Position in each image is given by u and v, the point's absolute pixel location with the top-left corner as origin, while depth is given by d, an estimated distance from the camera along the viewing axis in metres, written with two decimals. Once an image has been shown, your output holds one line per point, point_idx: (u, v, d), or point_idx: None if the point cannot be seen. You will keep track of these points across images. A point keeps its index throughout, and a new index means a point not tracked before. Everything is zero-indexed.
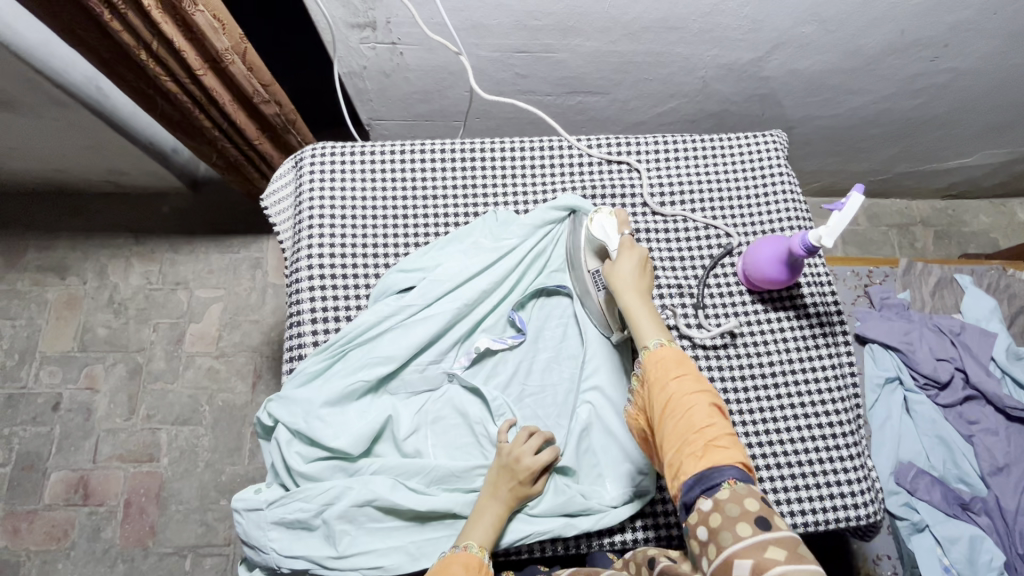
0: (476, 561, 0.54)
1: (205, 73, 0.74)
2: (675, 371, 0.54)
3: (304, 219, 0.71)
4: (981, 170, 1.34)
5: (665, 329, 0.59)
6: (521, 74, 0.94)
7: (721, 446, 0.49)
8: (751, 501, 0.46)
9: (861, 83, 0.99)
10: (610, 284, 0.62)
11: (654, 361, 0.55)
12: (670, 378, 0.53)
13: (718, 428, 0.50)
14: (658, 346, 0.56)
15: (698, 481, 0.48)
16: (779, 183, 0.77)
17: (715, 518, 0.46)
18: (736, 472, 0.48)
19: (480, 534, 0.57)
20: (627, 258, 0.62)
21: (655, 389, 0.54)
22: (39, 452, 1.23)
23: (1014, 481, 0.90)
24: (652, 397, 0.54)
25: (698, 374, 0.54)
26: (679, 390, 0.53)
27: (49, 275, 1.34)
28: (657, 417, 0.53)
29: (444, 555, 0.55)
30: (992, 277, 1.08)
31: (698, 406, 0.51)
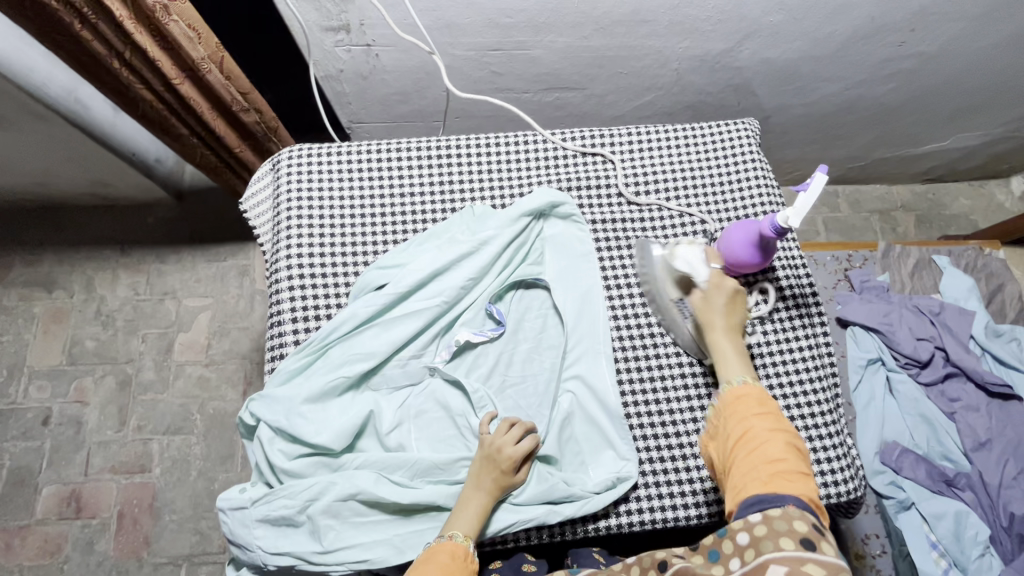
0: (462, 553, 0.55)
1: (182, 82, 0.75)
2: (754, 407, 0.54)
3: (283, 220, 0.72)
4: (957, 153, 1.35)
5: (750, 366, 0.60)
6: (497, 72, 0.95)
7: (790, 480, 0.49)
8: (800, 524, 0.45)
9: (832, 70, 1.00)
10: (699, 316, 0.63)
11: (736, 396, 0.56)
12: (749, 412, 0.54)
13: (791, 464, 0.50)
14: (741, 381, 0.57)
15: (755, 502, 0.49)
16: (753, 168, 0.78)
17: (760, 528, 0.47)
18: (800, 502, 0.48)
19: (465, 524, 0.57)
20: (718, 294, 0.63)
21: (733, 420, 0.55)
22: (30, 467, 1.23)
23: (997, 455, 0.91)
24: (727, 427, 0.55)
25: (778, 415, 0.54)
26: (757, 425, 0.53)
27: (36, 290, 1.34)
28: (730, 446, 0.54)
29: (431, 546, 0.56)
30: (969, 257, 1.09)
31: (775, 442, 0.52)
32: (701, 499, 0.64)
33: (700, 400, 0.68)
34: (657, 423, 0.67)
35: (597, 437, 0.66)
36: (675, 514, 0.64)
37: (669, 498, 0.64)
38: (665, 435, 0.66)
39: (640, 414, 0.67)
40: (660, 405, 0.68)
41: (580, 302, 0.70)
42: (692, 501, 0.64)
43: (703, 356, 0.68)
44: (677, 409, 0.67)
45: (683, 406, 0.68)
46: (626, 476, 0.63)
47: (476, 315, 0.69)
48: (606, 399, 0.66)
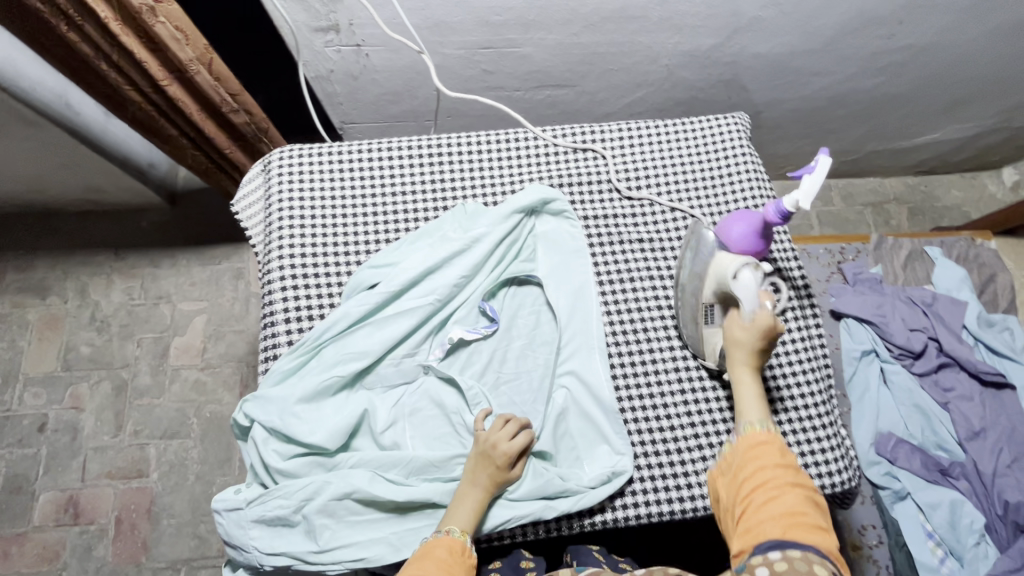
0: (460, 548, 0.55)
1: (170, 84, 0.75)
2: (774, 456, 0.54)
3: (275, 221, 0.72)
4: (949, 145, 1.36)
5: (768, 412, 0.60)
6: (488, 71, 0.95)
7: (809, 530, 0.48)
8: (822, 569, 0.44)
9: (821, 64, 1.01)
10: (730, 348, 0.61)
11: (754, 441, 0.56)
12: (769, 460, 0.53)
13: (810, 515, 0.49)
14: (763, 428, 0.57)
15: (773, 545, 0.47)
16: (743, 162, 0.78)
17: (781, 566, 0.44)
18: (821, 552, 0.46)
19: (462, 519, 0.57)
20: (756, 333, 0.59)
21: (749, 464, 0.54)
22: (27, 474, 1.22)
23: (991, 444, 0.91)
24: (744, 473, 0.54)
25: (798, 470, 0.53)
26: (774, 471, 0.52)
27: (30, 296, 1.33)
28: (745, 490, 0.53)
29: (429, 541, 0.56)
30: (962, 248, 1.10)
31: (793, 490, 0.51)
32: (697, 493, 0.65)
33: (694, 394, 0.68)
34: (651, 418, 0.67)
35: (593, 432, 0.66)
36: (670, 508, 0.64)
37: (665, 493, 0.65)
38: (660, 429, 0.67)
39: (634, 409, 0.67)
40: (654, 400, 0.68)
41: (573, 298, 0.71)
42: (688, 495, 0.65)
43: (704, 355, 0.68)
44: (672, 404, 0.68)
45: (677, 400, 0.68)
46: (622, 469, 0.64)
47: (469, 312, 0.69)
48: (601, 394, 0.66)
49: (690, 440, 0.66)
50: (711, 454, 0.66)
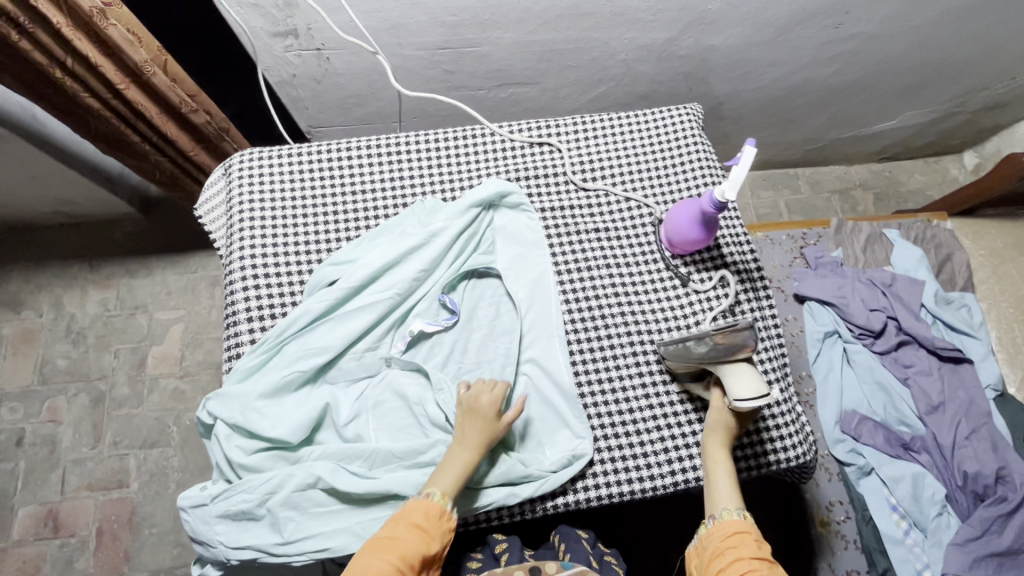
0: (437, 511, 0.57)
1: (127, 88, 0.77)
2: (752, 549, 0.58)
3: (236, 223, 0.73)
4: (908, 131, 1.40)
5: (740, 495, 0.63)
6: (449, 71, 0.97)
7: None
8: None
9: (774, 55, 1.03)
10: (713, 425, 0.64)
11: (731, 530, 0.59)
12: (744, 546, 0.58)
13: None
14: (739, 516, 0.60)
15: None
16: (695, 150, 0.80)
17: None
18: None
19: (443, 483, 0.59)
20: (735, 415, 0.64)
21: (728, 555, 0.58)
22: (5, 489, 1.22)
23: (950, 417, 0.94)
24: (721, 562, 0.58)
25: (771, 561, 0.58)
26: (749, 563, 0.57)
27: (4, 311, 1.33)
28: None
29: (409, 502, 0.58)
30: (919, 230, 1.14)
31: None
32: (656, 473, 0.66)
33: (652, 377, 0.70)
34: (610, 401, 0.69)
35: (553, 418, 0.68)
36: (631, 488, 0.66)
37: (625, 475, 0.66)
38: (619, 411, 0.69)
39: (594, 394, 0.69)
40: (613, 384, 0.70)
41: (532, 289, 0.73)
42: (648, 475, 0.66)
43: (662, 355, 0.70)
44: (630, 387, 0.69)
45: (635, 383, 0.70)
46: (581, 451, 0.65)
47: (428, 305, 0.71)
48: (560, 382, 0.68)
49: (648, 421, 0.68)
50: (669, 434, 0.68)
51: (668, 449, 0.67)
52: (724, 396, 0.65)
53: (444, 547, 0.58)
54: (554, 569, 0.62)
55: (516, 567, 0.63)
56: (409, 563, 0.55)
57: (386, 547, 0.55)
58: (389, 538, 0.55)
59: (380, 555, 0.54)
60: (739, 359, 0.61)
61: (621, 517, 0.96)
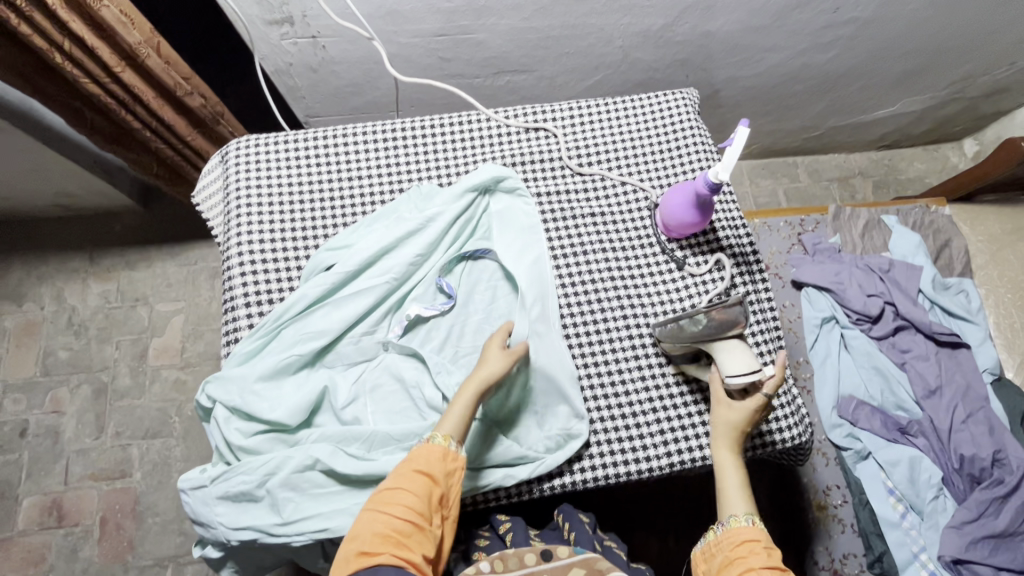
0: (441, 450, 0.57)
1: (123, 71, 0.77)
2: (763, 558, 0.54)
3: (233, 209, 0.73)
4: (906, 118, 1.39)
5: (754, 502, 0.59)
6: (445, 58, 0.97)
7: None
8: None
9: (772, 40, 1.03)
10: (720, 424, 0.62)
11: (740, 539, 0.56)
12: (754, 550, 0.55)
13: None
14: (747, 524, 0.57)
15: None
16: (691, 134, 0.80)
17: None
18: None
19: (446, 426, 0.58)
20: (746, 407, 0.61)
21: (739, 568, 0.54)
22: (9, 480, 1.23)
23: (946, 401, 0.95)
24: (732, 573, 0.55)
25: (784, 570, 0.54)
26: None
27: (5, 304, 1.33)
28: None
29: (412, 450, 0.57)
30: (917, 216, 1.14)
31: None
32: (652, 454, 0.67)
33: (647, 360, 0.70)
34: (606, 384, 0.69)
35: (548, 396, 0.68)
36: (627, 468, 0.67)
37: (621, 456, 0.67)
38: (615, 393, 0.69)
39: (590, 375, 0.70)
40: (609, 367, 0.70)
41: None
42: (644, 457, 0.67)
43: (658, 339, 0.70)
44: (626, 369, 0.70)
45: (631, 365, 0.70)
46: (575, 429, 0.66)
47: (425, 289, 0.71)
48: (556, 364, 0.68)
49: (644, 403, 0.69)
50: (665, 417, 0.68)
51: (664, 431, 0.68)
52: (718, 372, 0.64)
53: (453, 486, 0.57)
54: (566, 553, 0.62)
55: (527, 549, 0.63)
56: (415, 514, 0.53)
57: (387, 499, 0.54)
58: (392, 491, 0.55)
59: (382, 509, 0.53)
60: (732, 335, 0.61)
61: (617, 501, 0.97)
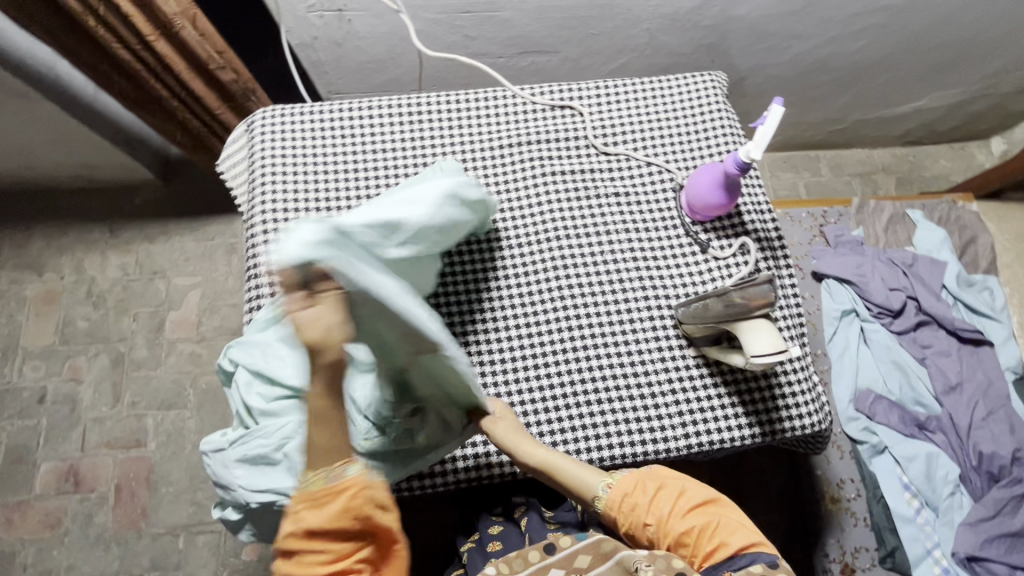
0: (313, 496, 0.41)
1: (158, 40, 0.78)
2: (646, 495, 0.57)
3: (257, 178, 0.73)
4: (934, 113, 1.37)
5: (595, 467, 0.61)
6: (470, 36, 0.96)
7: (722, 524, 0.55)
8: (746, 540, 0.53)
9: (802, 27, 1.01)
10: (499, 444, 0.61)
11: (617, 503, 0.58)
12: (653, 492, 0.57)
13: (724, 530, 0.54)
14: (606, 490, 0.58)
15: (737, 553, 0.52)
16: (719, 117, 0.79)
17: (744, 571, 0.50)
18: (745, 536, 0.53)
19: None
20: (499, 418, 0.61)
21: (644, 514, 0.57)
22: (28, 445, 1.25)
23: (967, 397, 0.94)
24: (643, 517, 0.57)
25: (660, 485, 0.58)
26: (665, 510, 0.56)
27: (26, 272, 1.35)
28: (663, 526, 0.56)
29: (290, 503, 0.43)
30: (943, 211, 1.12)
31: (685, 506, 0.56)
32: (669, 434, 0.67)
33: (668, 341, 0.70)
34: (626, 364, 0.69)
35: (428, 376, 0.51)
36: (644, 448, 0.67)
37: (638, 436, 0.67)
38: (634, 373, 0.69)
39: (610, 353, 0.69)
40: (629, 347, 0.70)
41: (541, 255, 0.73)
42: (662, 436, 0.67)
43: (678, 321, 0.70)
44: (646, 349, 0.70)
45: (651, 346, 0.70)
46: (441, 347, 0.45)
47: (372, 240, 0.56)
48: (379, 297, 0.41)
49: (663, 384, 0.68)
50: (684, 399, 0.68)
51: (682, 412, 0.68)
52: (741, 353, 0.63)
53: (361, 516, 0.42)
54: (568, 542, 0.63)
55: (529, 548, 0.64)
56: (333, 566, 0.43)
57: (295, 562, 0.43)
58: (293, 553, 0.43)
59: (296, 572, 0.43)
60: (754, 317, 0.59)
61: None
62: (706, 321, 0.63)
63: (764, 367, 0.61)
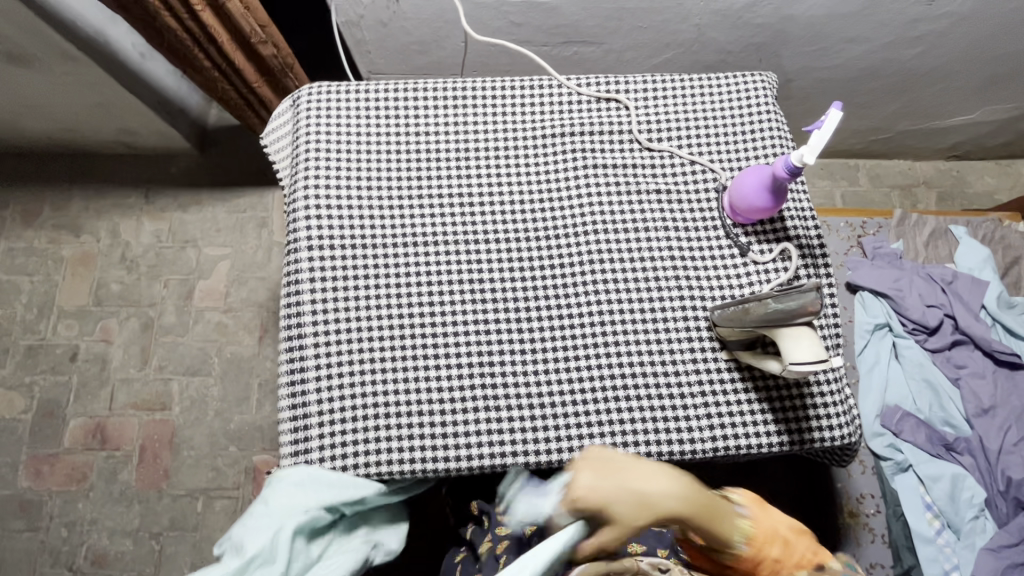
0: None
1: (203, 9, 0.78)
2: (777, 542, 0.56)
3: (301, 153, 0.74)
4: (984, 128, 1.32)
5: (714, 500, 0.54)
6: (516, 22, 0.95)
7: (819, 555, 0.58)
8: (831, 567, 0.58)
9: (858, 29, 0.98)
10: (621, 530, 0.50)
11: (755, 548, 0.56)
12: (784, 542, 0.56)
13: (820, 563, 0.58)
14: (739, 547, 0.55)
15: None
16: (767, 119, 0.78)
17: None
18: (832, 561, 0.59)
19: None
20: (586, 481, 0.50)
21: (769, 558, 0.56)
22: (59, 400, 1.28)
23: (999, 421, 0.91)
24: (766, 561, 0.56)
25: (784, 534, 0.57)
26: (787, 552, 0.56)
27: (64, 233, 1.38)
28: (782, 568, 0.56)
29: None
30: (988, 229, 1.09)
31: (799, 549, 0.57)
32: (696, 436, 0.67)
33: (700, 343, 0.69)
34: (656, 363, 0.69)
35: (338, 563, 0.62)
36: (670, 447, 0.66)
37: (664, 435, 0.66)
38: (664, 373, 0.68)
39: (641, 352, 0.69)
40: (661, 346, 0.69)
41: (560, 248, 0.73)
42: (688, 437, 0.67)
43: (712, 322, 0.69)
44: (677, 348, 0.69)
45: (684, 346, 0.69)
46: None
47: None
48: None
49: (693, 385, 0.68)
50: (713, 401, 0.68)
51: (710, 414, 0.67)
52: (778, 359, 0.62)
53: None
54: None
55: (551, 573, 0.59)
56: None
57: None
58: None
59: None
60: (798, 324, 0.58)
61: None
62: (742, 324, 0.62)
63: (801, 376, 0.60)
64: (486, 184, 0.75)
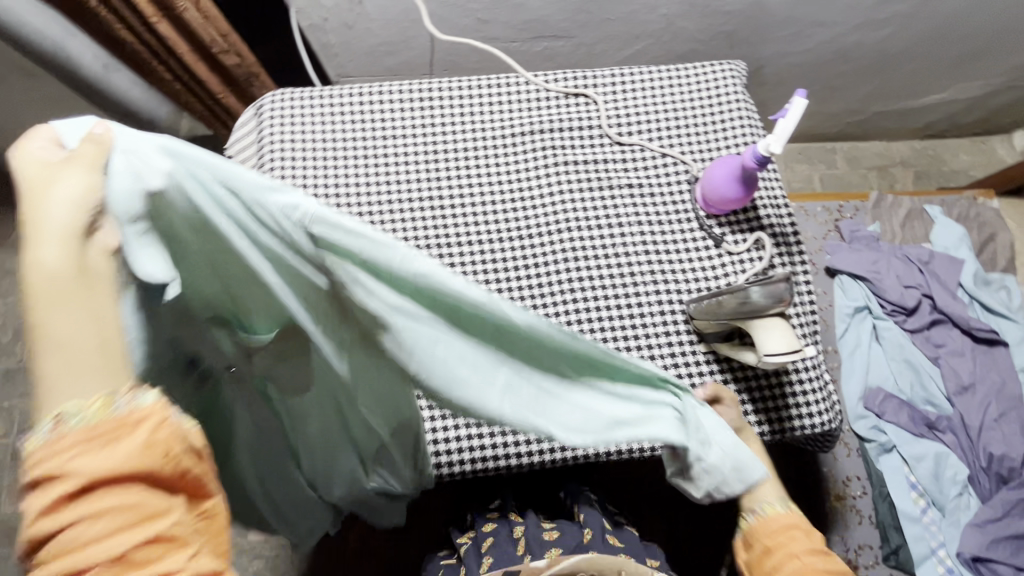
0: None
1: (159, 21, 0.76)
2: (802, 543, 0.53)
3: (266, 163, 0.73)
4: (957, 106, 1.33)
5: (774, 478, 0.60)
6: (483, 20, 0.94)
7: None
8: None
9: (827, 13, 0.98)
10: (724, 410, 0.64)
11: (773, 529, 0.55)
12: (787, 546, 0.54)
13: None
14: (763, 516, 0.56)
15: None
16: (736, 107, 0.78)
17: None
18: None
19: None
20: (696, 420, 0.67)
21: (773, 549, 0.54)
22: None
23: (979, 398, 0.92)
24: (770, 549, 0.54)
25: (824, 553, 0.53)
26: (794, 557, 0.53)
27: None
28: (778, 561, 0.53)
29: None
30: (962, 207, 1.09)
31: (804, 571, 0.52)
32: None
33: (678, 336, 0.69)
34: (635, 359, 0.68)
35: None
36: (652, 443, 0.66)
37: None
38: None
39: (618, 349, 0.68)
40: (639, 341, 0.69)
41: (535, 246, 0.72)
42: None
43: (689, 316, 0.69)
44: (656, 344, 0.69)
45: (661, 341, 0.69)
46: None
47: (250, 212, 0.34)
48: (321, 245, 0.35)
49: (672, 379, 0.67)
50: None
51: None
52: (754, 351, 0.62)
53: None
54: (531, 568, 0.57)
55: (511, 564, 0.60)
56: None
57: None
58: None
59: None
60: (771, 314, 0.58)
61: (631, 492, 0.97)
62: (716, 316, 0.62)
63: (776, 366, 0.60)
64: (457, 185, 0.74)
